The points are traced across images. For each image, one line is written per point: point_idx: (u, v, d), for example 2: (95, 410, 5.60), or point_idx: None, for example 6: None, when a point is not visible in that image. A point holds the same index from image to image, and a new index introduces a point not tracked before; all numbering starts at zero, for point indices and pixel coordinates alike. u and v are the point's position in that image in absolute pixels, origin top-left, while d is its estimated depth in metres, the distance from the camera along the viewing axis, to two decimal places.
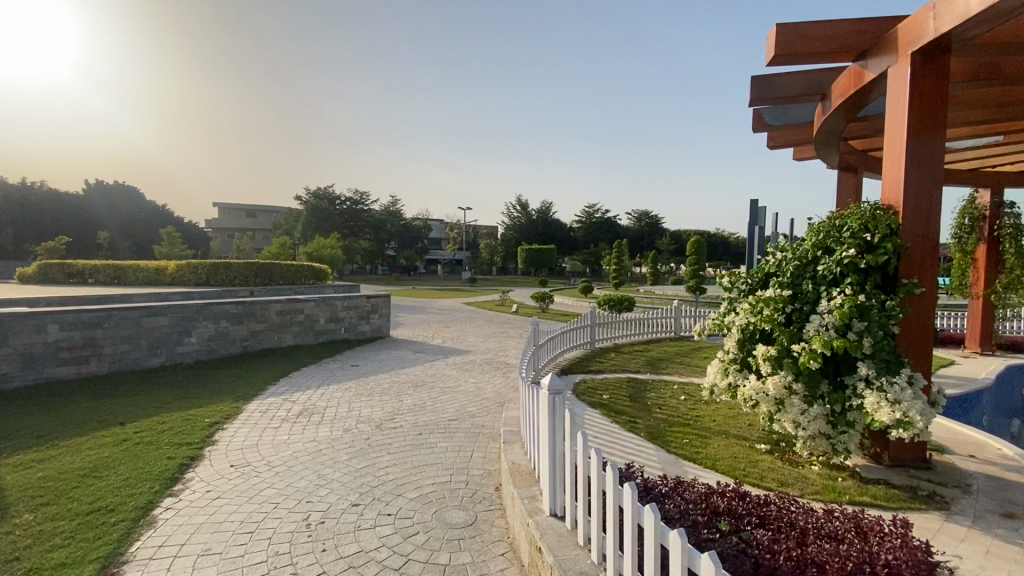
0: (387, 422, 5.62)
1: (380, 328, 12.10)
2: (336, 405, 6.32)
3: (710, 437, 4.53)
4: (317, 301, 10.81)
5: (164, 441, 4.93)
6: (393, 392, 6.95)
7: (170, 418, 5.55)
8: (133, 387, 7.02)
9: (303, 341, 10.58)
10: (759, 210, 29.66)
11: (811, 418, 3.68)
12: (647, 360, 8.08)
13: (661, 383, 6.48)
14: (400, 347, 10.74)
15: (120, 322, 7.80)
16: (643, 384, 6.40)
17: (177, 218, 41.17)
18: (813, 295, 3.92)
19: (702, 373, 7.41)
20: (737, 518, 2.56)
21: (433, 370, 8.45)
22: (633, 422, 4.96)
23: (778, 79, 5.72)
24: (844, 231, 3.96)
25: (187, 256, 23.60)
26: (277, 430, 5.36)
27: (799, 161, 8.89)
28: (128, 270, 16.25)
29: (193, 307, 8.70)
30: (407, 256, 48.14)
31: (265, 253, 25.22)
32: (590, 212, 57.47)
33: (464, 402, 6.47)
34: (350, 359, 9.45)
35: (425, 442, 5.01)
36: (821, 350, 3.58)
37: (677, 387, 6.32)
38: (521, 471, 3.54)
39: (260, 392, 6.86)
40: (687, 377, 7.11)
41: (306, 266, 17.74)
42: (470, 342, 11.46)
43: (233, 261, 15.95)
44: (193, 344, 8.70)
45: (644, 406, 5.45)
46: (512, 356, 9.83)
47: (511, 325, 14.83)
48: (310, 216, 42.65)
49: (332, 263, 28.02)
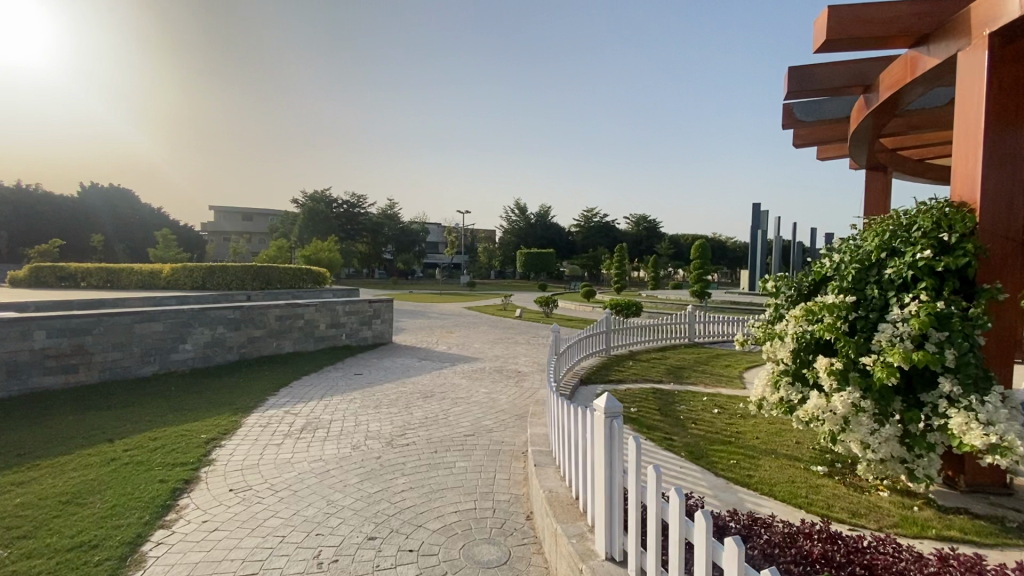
0: (398, 438, 5.19)
1: (383, 334, 11.66)
2: (342, 418, 5.88)
3: (758, 457, 4.13)
4: (318, 306, 10.37)
5: (155, 461, 4.47)
6: (401, 403, 6.52)
7: (163, 434, 5.10)
8: (124, 398, 6.56)
9: (303, 348, 10.13)
10: (761, 214, 29.52)
11: (883, 440, 3.26)
12: (667, 369, 7.68)
13: (689, 394, 6.08)
14: (405, 354, 10.31)
15: (111, 328, 7.34)
16: (670, 395, 6.00)
17: (173, 221, 40.56)
18: (880, 301, 3.54)
19: (727, 383, 7.02)
20: (838, 567, 2.14)
21: (442, 378, 8.02)
22: (669, 439, 4.55)
23: (818, 70, 5.39)
24: (913, 231, 3.58)
25: (182, 259, 23.05)
26: (279, 448, 4.92)
27: (822, 160, 8.61)
28: (121, 274, 15.75)
29: (189, 312, 8.25)
30: (405, 260, 47.67)
31: (263, 255, 24.68)
32: (589, 216, 57.21)
33: (479, 414, 6.04)
34: (353, 367, 9.00)
35: (441, 461, 4.58)
36: (898, 364, 3.18)
37: (706, 399, 5.92)
38: (560, 501, 3.12)
39: (260, 403, 6.41)
40: (714, 387, 6.71)
41: (304, 269, 17.29)
42: (477, 349, 11.04)
43: (230, 264, 15.48)
44: (188, 351, 8.25)
45: (676, 421, 5.05)
46: (522, 363, 9.42)
47: (516, 330, 14.40)
48: (307, 219, 42.17)
49: (331, 267, 27.58)
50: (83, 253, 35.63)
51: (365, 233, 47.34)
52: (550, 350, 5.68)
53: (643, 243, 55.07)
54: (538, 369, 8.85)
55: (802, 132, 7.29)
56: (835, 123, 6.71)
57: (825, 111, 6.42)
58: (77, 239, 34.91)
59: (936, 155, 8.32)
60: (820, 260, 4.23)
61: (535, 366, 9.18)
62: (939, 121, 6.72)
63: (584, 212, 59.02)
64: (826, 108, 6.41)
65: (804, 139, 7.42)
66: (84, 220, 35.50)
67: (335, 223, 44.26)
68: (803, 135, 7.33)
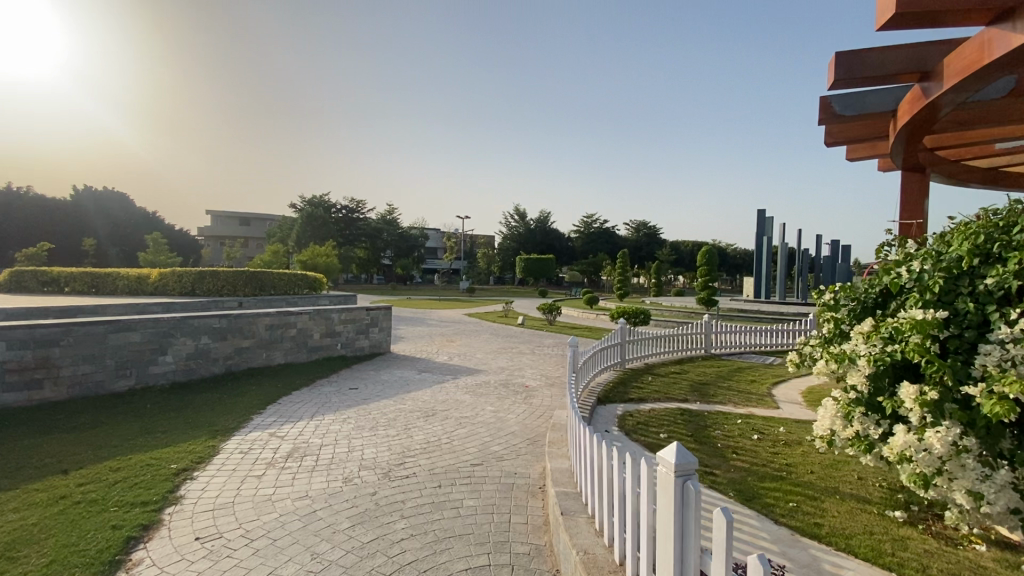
0: (396, 468, 4.55)
1: (381, 343, 11.05)
2: (334, 442, 5.25)
3: (821, 499, 3.53)
4: (311, 314, 9.75)
5: (112, 499, 3.82)
6: (400, 424, 5.89)
7: (126, 464, 4.46)
8: (93, 417, 5.92)
9: (295, 359, 9.49)
10: (766, 219, 29.03)
11: (995, 488, 2.67)
12: (689, 384, 7.08)
13: (721, 417, 5.49)
14: (404, 365, 9.69)
15: (81, 339, 6.70)
16: (701, 418, 5.41)
17: (167, 225, 39.89)
18: (978, 318, 2.97)
19: (757, 401, 6.43)
20: None
21: (444, 394, 7.39)
22: (711, 475, 3.95)
23: (871, 54, 4.83)
24: (1015, 233, 3.01)
25: (175, 265, 22.37)
26: (259, 481, 4.28)
27: (850, 161, 8.04)
28: (107, 279, 15.09)
29: (170, 321, 7.62)
30: (404, 266, 47.02)
31: (257, 260, 23.98)
32: (589, 222, 56.68)
33: (488, 438, 5.42)
34: (349, 380, 8.36)
35: (446, 500, 3.94)
36: (1013, 396, 2.59)
37: (741, 422, 5.31)
38: (600, 568, 2.47)
39: (242, 424, 5.77)
40: (745, 406, 6.10)
41: (299, 274, 16.64)
42: (480, 359, 10.42)
43: (222, 269, 14.84)
44: (169, 364, 7.61)
45: (714, 451, 4.44)
46: (530, 376, 8.80)
47: (520, 339, 13.76)
48: (305, 224, 41.56)
49: (326, 272, 26.90)
50: (77, 258, 34.88)
51: (364, 237, 46.75)
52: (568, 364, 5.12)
53: (643, 249, 54.48)
54: (547, 383, 8.24)
55: (836, 129, 6.72)
56: (877, 117, 6.16)
57: (867, 104, 5.89)
58: (70, 243, 34.24)
59: (973, 156, 7.79)
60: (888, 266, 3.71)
61: (544, 379, 8.57)
62: (988, 116, 6.20)
63: (584, 218, 58.52)
64: (868, 99, 5.88)
65: (838, 137, 6.84)
66: (80, 223, 34.94)
67: (333, 228, 43.66)
68: (837, 133, 6.76)
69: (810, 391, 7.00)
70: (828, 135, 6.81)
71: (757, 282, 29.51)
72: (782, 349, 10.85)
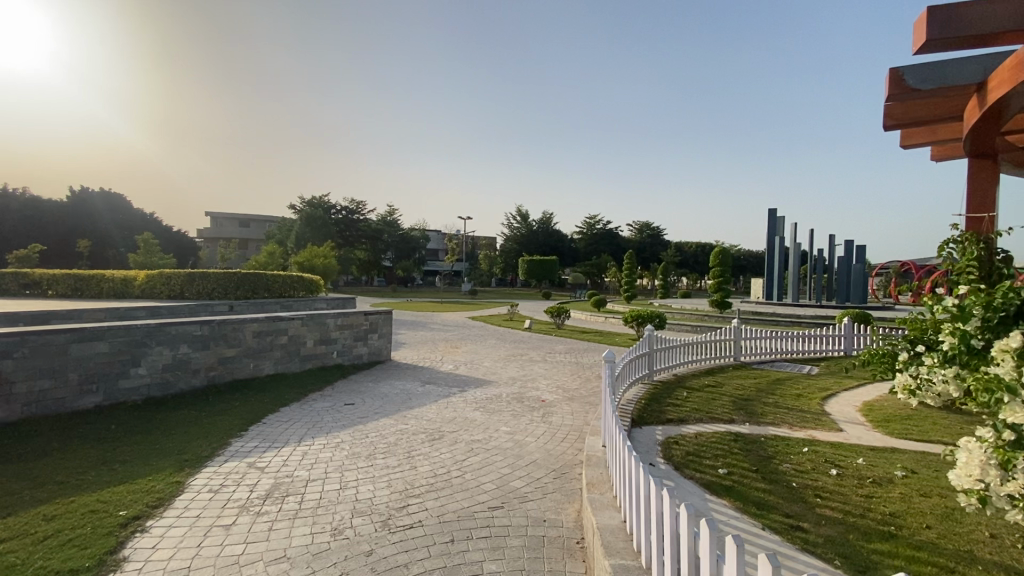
0: (396, 514, 3.69)
1: (380, 350, 10.22)
2: (323, 476, 4.40)
3: (961, 573, 2.67)
4: (304, 320, 8.92)
5: (32, 566, 2.96)
6: (402, 450, 5.03)
7: (65, 510, 3.61)
8: (44, 442, 5.07)
9: (287, 369, 8.65)
10: (777, 219, 28.20)
11: None
12: (730, 401, 6.22)
13: (782, 444, 4.63)
14: (406, 375, 8.84)
15: (39, 351, 5.86)
16: (760, 446, 4.55)
17: (164, 227, 39.14)
18: None
19: (813, 421, 5.56)
20: None
21: (451, 410, 6.54)
22: (801, 532, 3.08)
23: (970, 10, 4.06)
24: None
25: (168, 265, 21.53)
26: (226, 534, 3.42)
27: (906, 149, 7.20)
28: (92, 282, 14.23)
29: (144, 329, 6.78)
30: (405, 267, 46.21)
31: (254, 261, 23.15)
32: (592, 223, 55.88)
33: (506, 470, 4.57)
34: (344, 393, 7.52)
35: (461, 563, 3.08)
36: None
37: (809, 452, 4.45)
38: None
39: (217, 453, 4.91)
40: (803, 428, 5.25)
41: (294, 276, 15.84)
42: (488, 368, 9.56)
43: (212, 271, 13.98)
44: (143, 377, 6.76)
45: (792, 494, 3.58)
46: (545, 388, 7.96)
47: (528, 345, 12.91)
48: (304, 224, 40.89)
49: (325, 274, 26.04)
50: (72, 260, 34.14)
51: (365, 239, 45.87)
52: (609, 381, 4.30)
53: (647, 250, 53.65)
54: (566, 397, 7.39)
55: (901, 109, 5.95)
56: (956, 90, 5.35)
57: (947, 75, 5.12)
58: (64, 245, 33.43)
59: None
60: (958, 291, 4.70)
61: (561, 392, 7.73)
62: None
63: (587, 219, 57.74)
64: (949, 71, 5.10)
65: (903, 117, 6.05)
66: (78, 222, 34.25)
67: (333, 229, 42.88)
68: (901, 112, 6.00)
69: (868, 408, 6.13)
70: (894, 113, 6.02)
71: (767, 284, 28.65)
72: (814, 357, 9.98)
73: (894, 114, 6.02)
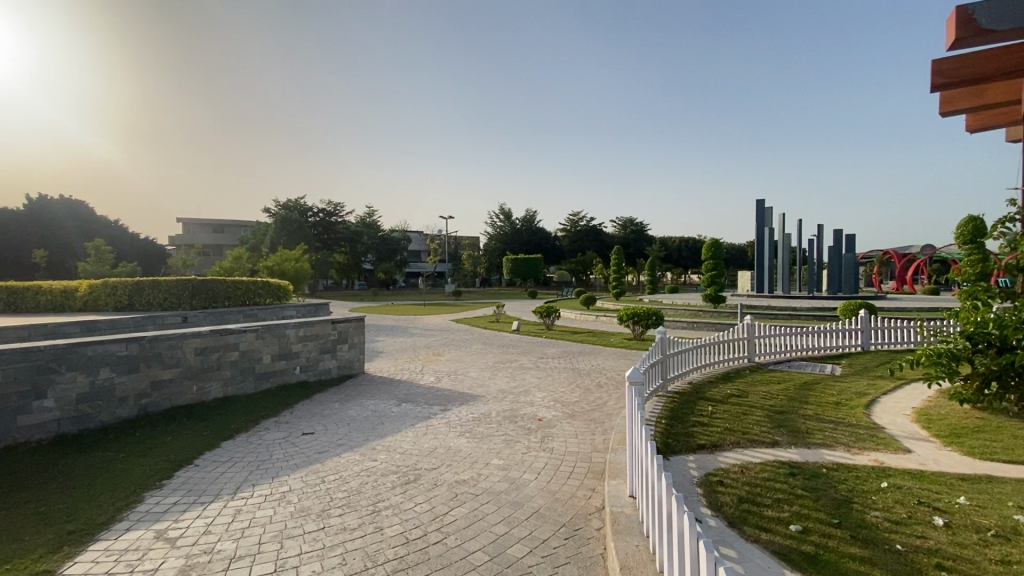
0: None
1: (351, 363, 9.07)
2: (253, 552, 3.24)
3: None
4: (259, 331, 7.70)
5: None
6: (365, 503, 3.89)
7: None
8: None
9: (240, 390, 7.42)
10: (766, 210, 27.53)
11: None
12: (764, 415, 5.22)
13: (855, 479, 3.60)
14: (379, 392, 7.67)
15: None
16: (830, 484, 3.51)
17: (128, 235, 37.11)
18: None
19: (871, 440, 4.57)
20: None
21: (431, 437, 5.43)
22: None
23: None
24: None
25: (123, 273, 19.84)
26: None
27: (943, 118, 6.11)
28: (27, 294, 12.68)
29: (50, 352, 5.52)
30: (386, 270, 44.62)
31: (219, 267, 21.56)
32: (576, 220, 54.86)
33: (502, 527, 3.47)
34: (303, 418, 6.34)
35: None
36: None
37: (894, 490, 3.43)
38: None
39: (117, 521, 3.71)
40: (864, 452, 4.26)
41: (258, 281, 14.53)
42: (474, 380, 8.44)
43: (165, 278, 12.62)
44: (50, 411, 5.51)
45: (905, 567, 2.54)
46: (540, 403, 6.87)
47: (517, 350, 11.81)
48: (279, 227, 39.33)
49: (297, 279, 24.51)
50: (27, 271, 32.04)
51: (344, 242, 44.22)
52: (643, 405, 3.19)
53: (632, 246, 52.83)
54: (566, 414, 6.32)
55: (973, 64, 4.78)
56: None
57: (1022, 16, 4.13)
58: (17, 254, 31.28)
59: None
60: (997, 257, 5.74)
61: (560, 407, 6.66)
62: None
63: (570, 216, 56.89)
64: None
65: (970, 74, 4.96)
66: (36, 228, 32.26)
67: (309, 232, 41.13)
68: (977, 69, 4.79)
69: (926, 418, 5.18)
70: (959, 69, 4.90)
71: (758, 277, 27.99)
72: (833, 353, 9.08)
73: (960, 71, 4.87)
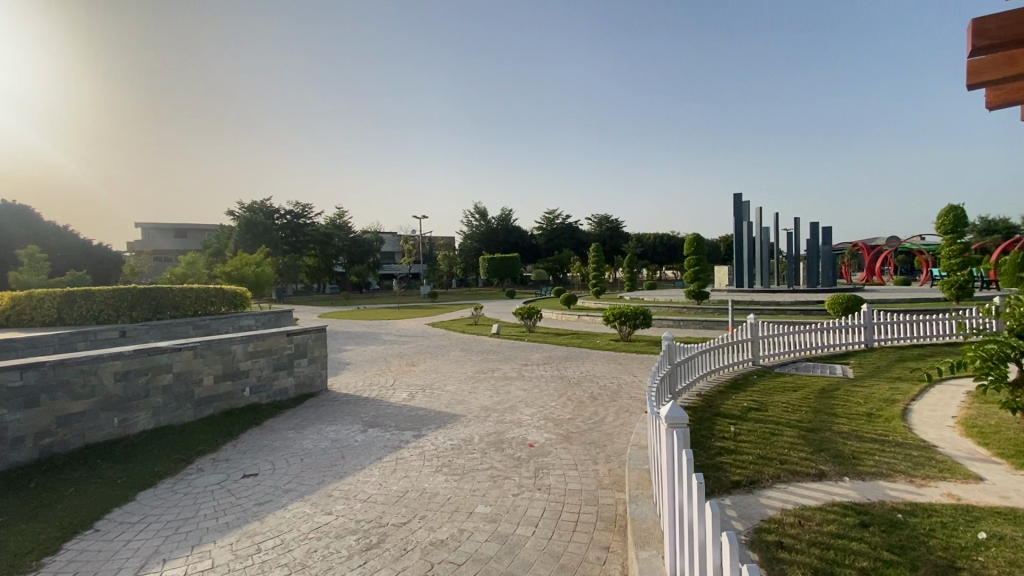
0: None
1: (310, 379, 7.99)
2: None
3: None
4: (198, 349, 6.57)
5: None
6: None
7: None
8: None
9: (176, 418, 6.30)
10: (743, 204, 27.32)
11: None
12: (795, 435, 4.45)
13: (945, 531, 2.81)
14: (342, 415, 6.65)
15: None
16: (919, 539, 2.71)
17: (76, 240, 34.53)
18: None
19: (930, 464, 3.83)
20: None
21: (402, 476, 4.47)
22: None
23: None
24: None
25: (63, 281, 18.03)
26: None
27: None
28: None
29: None
30: (358, 273, 43.05)
31: (173, 274, 19.92)
32: (552, 218, 54.23)
33: None
34: (248, 453, 5.30)
35: None
36: None
37: (1002, 547, 2.64)
38: None
39: None
40: (932, 484, 3.49)
41: (210, 288, 13.20)
42: (452, 395, 7.48)
43: (99, 288, 11.23)
44: None
45: None
46: (530, 423, 5.96)
47: (498, 357, 10.87)
48: (243, 230, 37.40)
49: (260, 284, 22.95)
50: None
51: (313, 244, 42.48)
52: (682, 458, 2.26)
53: (609, 243, 52.56)
54: (561, 436, 5.44)
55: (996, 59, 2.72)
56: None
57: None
58: None
59: None
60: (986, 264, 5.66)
61: (552, 427, 5.78)
62: None
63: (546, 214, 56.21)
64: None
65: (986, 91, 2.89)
66: None
67: (275, 235, 39.17)
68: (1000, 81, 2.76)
69: (978, 432, 4.48)
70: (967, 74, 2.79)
71: (737, 272, 27.77)
72: (837, 352, 8.45)
73: (965, 78, 2.81)
